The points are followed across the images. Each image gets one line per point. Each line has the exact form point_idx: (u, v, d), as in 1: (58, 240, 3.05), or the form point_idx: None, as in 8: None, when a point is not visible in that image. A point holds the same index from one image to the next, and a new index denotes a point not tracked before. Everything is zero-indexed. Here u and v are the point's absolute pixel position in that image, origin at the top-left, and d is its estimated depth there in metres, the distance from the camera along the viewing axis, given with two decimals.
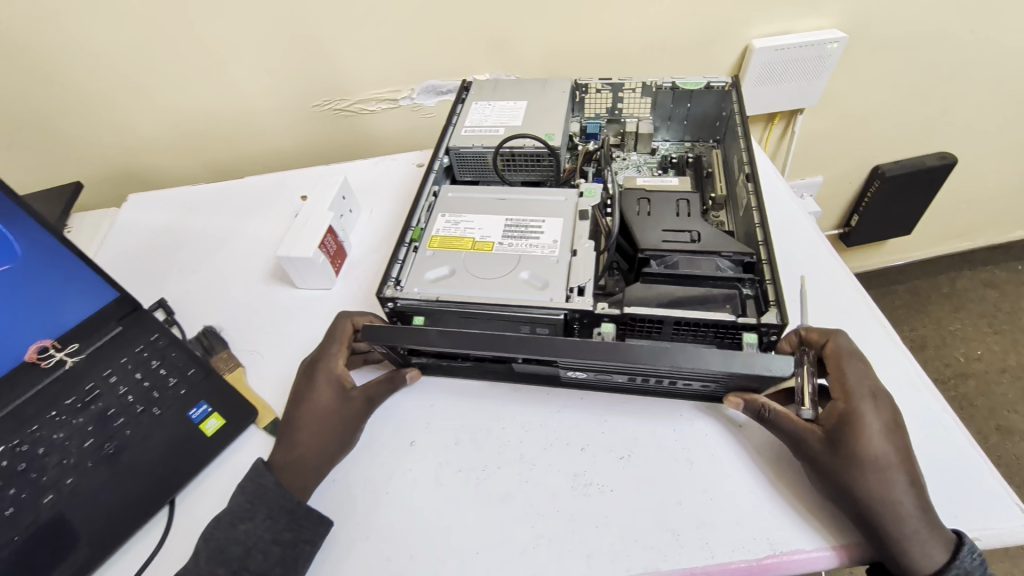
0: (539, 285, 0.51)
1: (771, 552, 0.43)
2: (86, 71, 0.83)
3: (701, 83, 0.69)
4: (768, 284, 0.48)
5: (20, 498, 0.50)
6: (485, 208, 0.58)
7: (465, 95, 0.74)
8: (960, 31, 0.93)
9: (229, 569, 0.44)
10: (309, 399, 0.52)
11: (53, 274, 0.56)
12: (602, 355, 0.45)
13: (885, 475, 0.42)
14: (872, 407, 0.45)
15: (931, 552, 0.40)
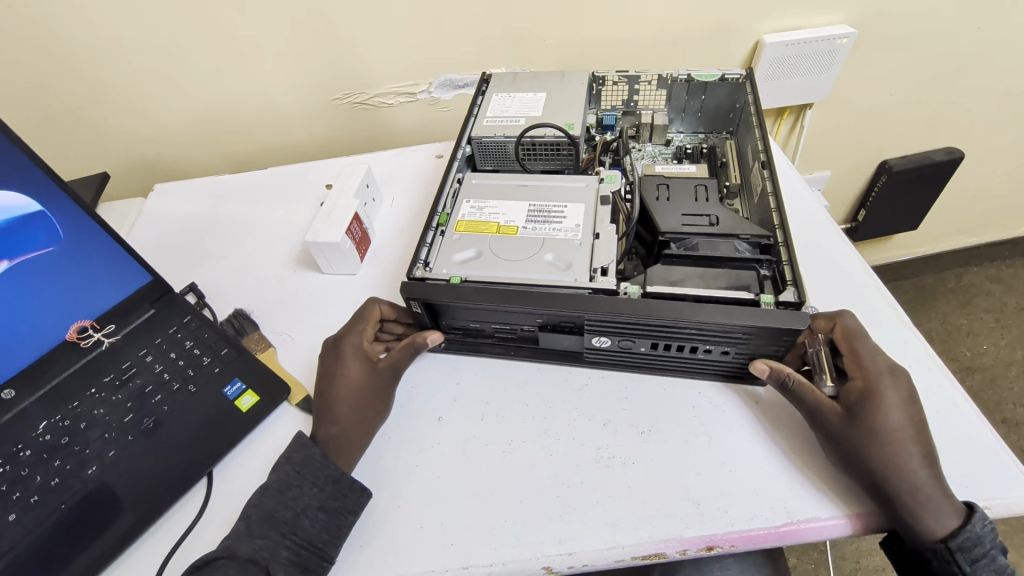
0: (563, 266, 0.53)
1: (789, 520, 0.45)
2: (115, 65, 0.85)
3: (716, 75, 0.71)
4: (785, 265, 0.50)
5: (65, 469, 0.53)
6: (508, 194, 0.60)
7: (485, 87, 0.76)
8: (967, 27, 0.95)
9: (280, 532, 0.47)
10: (340, 373, 0.54)
11: (91, 258, 0.60)
12: (628, 312, 0.48)
13: (899, 444, 0.44)
14: (890, 381, 0.46)
15: (942, 518, 0.42)
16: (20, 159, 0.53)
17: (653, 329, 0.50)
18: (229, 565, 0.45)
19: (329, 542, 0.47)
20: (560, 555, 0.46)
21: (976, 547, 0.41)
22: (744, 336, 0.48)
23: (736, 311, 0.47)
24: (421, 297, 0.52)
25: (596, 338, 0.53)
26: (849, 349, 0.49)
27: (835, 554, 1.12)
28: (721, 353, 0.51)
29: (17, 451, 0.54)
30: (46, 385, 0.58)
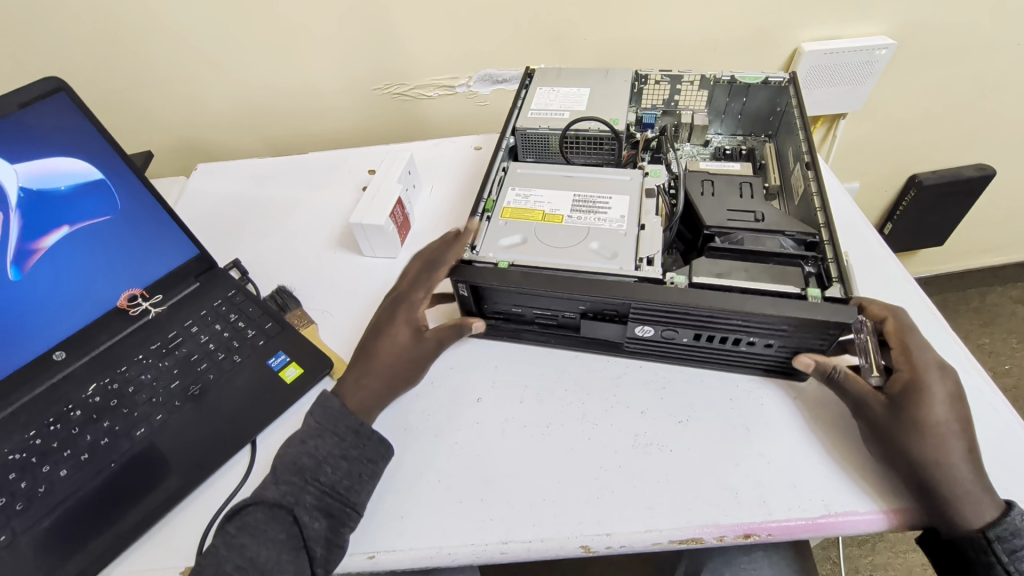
0: (608, 255, 0.54)
1: (827, 512, 0.46)
2: (166, 48, 0.87)
3: (759, 78, 0.72)
4: (831, 262, 0.51)
5: (114, 430, 0.55)
6: (553, 184, 0.62)
7: (528, 81, 0.77)
8: (1008, 43, 0.95)
9: (303, 478, 0.48)
10: (386, 333, 0.56)
11: (145, 228, 0.63)
12: (673, 301, 0.49)
13: (944, 439, 0.44)
14: (938, 378, 0.46)
15: (980, 509, 0.42)
16: (89, 130, 0.57)
17: (698, 320, 0.51)
18: (258, 511, 0.47)
19: (351, 489, 0.48)
20: (599, 536, 0.46)
21: (1015, 538, 0.41)
22: (791, 328, 0.49)
23: (782, 303, 0.48)
24: (469, 279, 0.54)
25: (640, 327, 0.54)
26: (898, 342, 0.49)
27: (849, 566, 1.14)
28: (764, 346, 0.52)
29: (67, 410, 0.57)
30: (94, 350, 0.61)
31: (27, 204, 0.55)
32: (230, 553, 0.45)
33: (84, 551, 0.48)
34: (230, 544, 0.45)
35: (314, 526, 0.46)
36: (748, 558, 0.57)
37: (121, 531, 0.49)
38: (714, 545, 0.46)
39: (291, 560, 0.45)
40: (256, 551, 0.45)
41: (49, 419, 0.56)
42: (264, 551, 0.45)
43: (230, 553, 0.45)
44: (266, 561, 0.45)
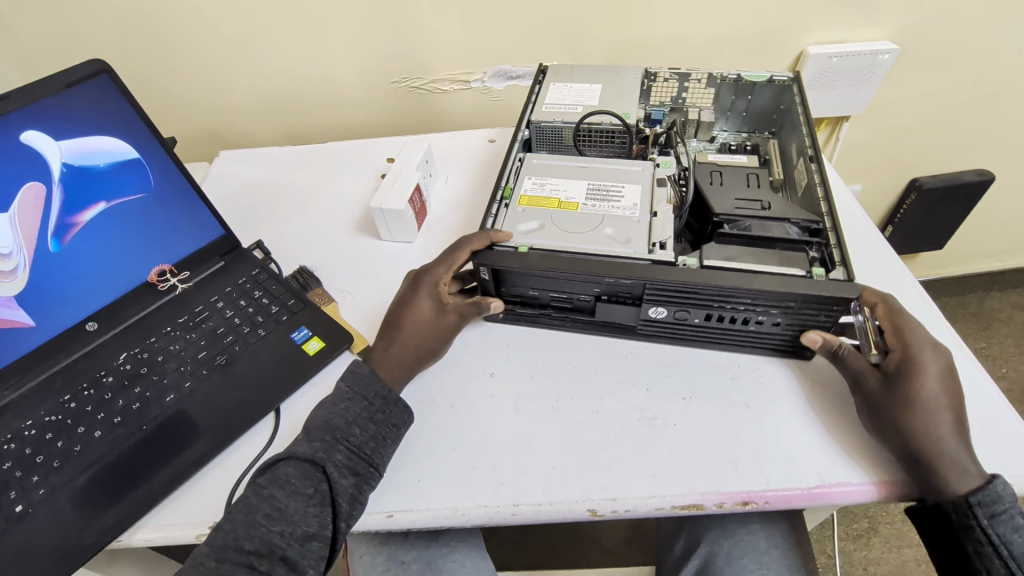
0: (622, 241, 0.57)
1: (821, 482, 0.49)
2: (195, 38, 0.91)
3: (764, 76, 0.75)
4: (834, 247, 0.54)
5: (145, 396, 0.58)
6: (568, 174, 0.64)
7: (542, 77, 0.80)
8: (1008, 50, 0.98)
9: (333, 437, 0.50)
10: (411, 305, 0.59)
11: (175, 206, 0.66)
12: (687, 279, 0.53)
13: (933, 411, 0.47)
14: (931, 354, 0.49)
15: (965, 477, 0.44)
16: (129, 111, 0.59)
17: (708, 299, 0.54)
18: (289, 465, 0.49)
19: (376, 451, 0.50)
20: (606, 500, 0.49)
21: (996, 503, 0.43)
22: (797, 305, 0.52)
23: (788, 282, 0.51)
24: (490, 263, 0.57)
25: (653, 309, 0.57)
26: (890, 323, 0.52)
27: (844, 560, 1.18)
28: (771, 324, 0.55)
29: (100, 376, 0.60)
30: (125, 321, 0.64)
31: (68, 179, 0.58)
32: (261, 502, 0.47)
33: (118, 505, 0.51)
34: (261, 493, 0.47)
35: (342, 482, 0.48)
36: (746, 530, 0.61)
37: (153, 487, 0.52)
38: (714, 512, 0.49)
39: (317, 514, 0.47)
40: (285, 503, 0.47)
41: (83, 384, 0.59)
42: (293, 503, 0.47)
43: (262, 502, 0.47)
44: (295, 511, 0.47)
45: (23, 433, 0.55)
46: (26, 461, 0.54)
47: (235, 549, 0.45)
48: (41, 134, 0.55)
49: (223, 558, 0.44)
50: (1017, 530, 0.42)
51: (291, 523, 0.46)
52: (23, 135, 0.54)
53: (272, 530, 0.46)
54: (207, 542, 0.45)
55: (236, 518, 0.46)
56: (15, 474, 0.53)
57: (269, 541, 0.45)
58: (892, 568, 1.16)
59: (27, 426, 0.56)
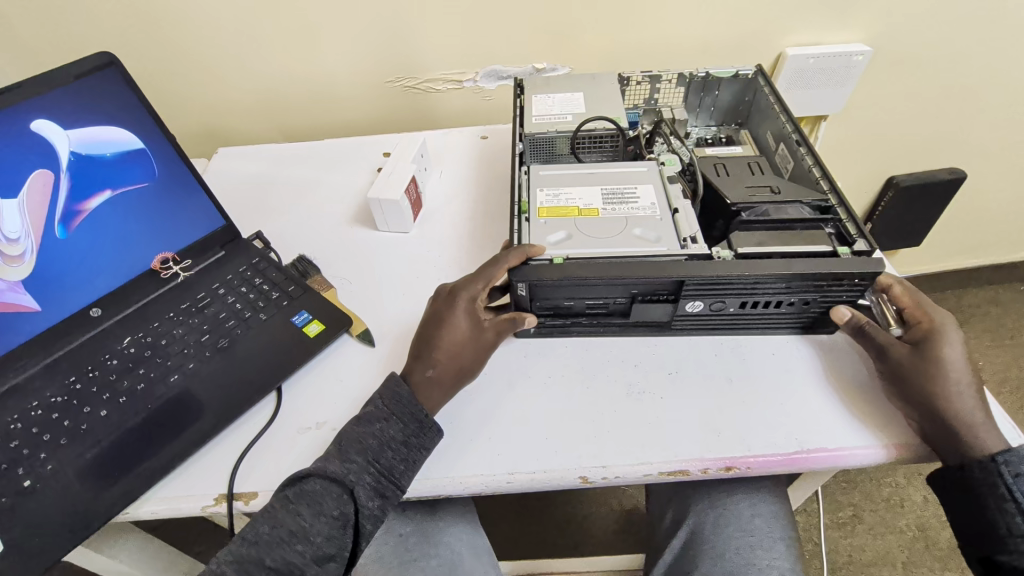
0: (652, 239, 0.60)
1: (799, 448, 0.53)
2: (198, 39, 0.93)
3: (730, 72, 0.80)
4: (848, 223, 0.61)
5: (150, 376, 0.60)
6: (579, 182, 0.66)
7: (520, 91, 0.83)
8: (976, 53, 1.03)
9: (365, 457, 0.51)
10: (448, 322, 0.57)
11: (179, 196, 0.68)
12: (727, 268, 0.56)
13: (960, 379, 0.51)
14: (952, 327, 0.54)
15: (989, 438, 0.50)
16: (133, 101, 0.61)
17: (742, 288, 0.57)
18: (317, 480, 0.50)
19: (404, 473, 0.51)
20: (596, 467, 0.52)
21: (1019, 462, 0.48)
22: (827, 283, 0.56)
23: (819, 263, 0.55)
24: (530, 279, 0.56)
25: (690, 303, 0.59)
26: (912, 300, 0.56)
27: (830, 547, 1.21)
28: (799, 304, 0.59)
29: (105, 360, 0.62)
30: (129, 308, 0.66)
31: (76, 166, 0.60)
32: (285, 517, 0.49)
33: (124, 479, 0.52)
34: (287, 507, 0.49)
35: (368, 506, 0.50)
36: (733, 499, 0.65)
37: (160, 461, 0.53)
38: (700, 477, 0.52)
39: (338, 535, 0.49)
40: (309, 522, 0.49)
41: (88, 366, 0.61)
42: (315, 524, 0.49)
43: (285, 517, 0.49)
44: (316, 533, 0.48)
45: (30, 412, 0.57)
46: (33, 439, 0.55)
47: (257, 562, 0.47)
48: (49, 121, 0.57)
49: (242, 569, 0.46)
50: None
51: (310, 543, 0.48)
52: (33, 123, 0.56)
53: (292, 548, 0.48)
54: (229, 550, 0.47)
55: (259, 530, 0.48)
56: (23, 451, 0.54)
57: (289, 558, 0.47)
58: (876, 554, 1.20)
59: (33, 407, 0.58)
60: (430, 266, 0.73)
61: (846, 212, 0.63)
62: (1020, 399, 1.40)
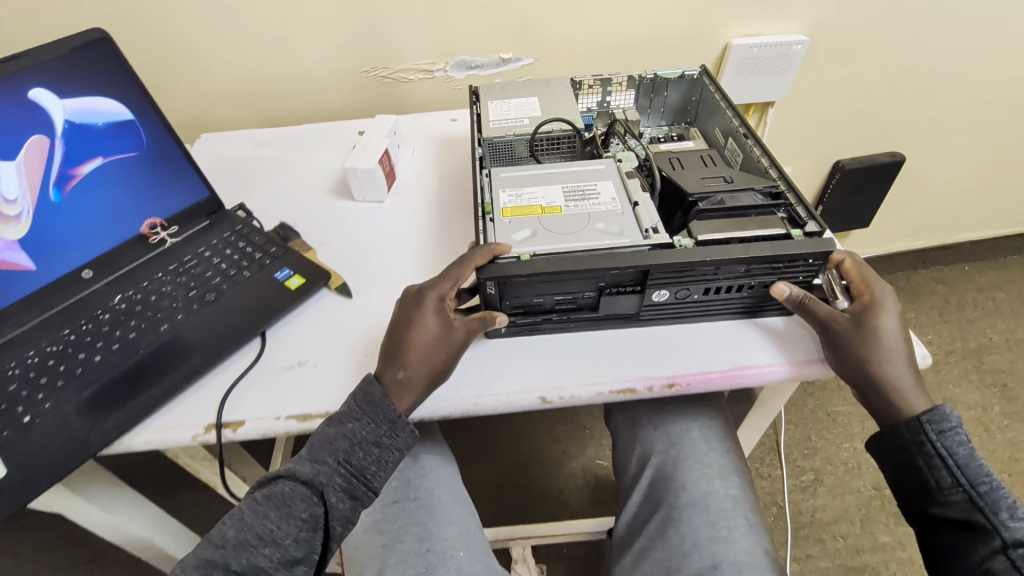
0: (615, 231, 0.66)
1: (733, 365, 0.64)
2: (181, 33, 0.99)
3: (677, 74, 0.88)
4: (798, 207, 0.69)
5: (141, 326, 0.65)
6: (541, 181, 0.73)
7: (475, 98, 0.90)
8: (903, 43, 1.13)
9: (336, 459, 0.55)
10: (417, 324, 0.61)
11: (168, 166, 0.73)
12: (690, 256, 0.62)
13: (893, 349, 0.60)
14: (888, 301, 0.62)
15: (916, 400, 0.59)
16: (126, 75, 0.67)
17: (703, 276, 0.64)
18: (287, 482, 0.55)
19: (375, 476, 0.56)
20: (554, 389, 0.63)
21: (943, 422, 0.57)
22: (785, 265, 0.65)
23: (771, 246, 0.63)
24: (497, 275, 0.61)
25: (656, 292, 0.65)
26: (859, 273, 0.64)
27: (793, 508, 1.29)
28: (750, 289, 0.67)
29: (97, 314, 0.66)
30: (119, 270, 0.71)
31: (69, 134, 0.64)
32: (254, 521, 0.53)
33: (118, 411, 0.57)
34: (256, 510, 0.53)
35: (338, 507, 0.54)
36: (689, 435, 0.69)
37: (152, 395, 0.58)
38: (647, 395, 0.63)
39: (306, 538, 0.53)
40: (277, 525, 0.53)
41: (82, 320, 0.65)
42: (284, 529, 0.53)
43: (254, 521, 0.53)
44: (285, 536, 0.53)
45: (27, 360, 0.61)
46: (31, 382, 0.59)
47: (223, 567, 0.50)
48: (46, 91, 0.61)
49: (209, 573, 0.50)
50: (959, 443, 0.57)
51: (279, 547, 0.52)
52: (31, 92, 0.60)
53: (261, 551, 0.52)
54: (195, 554, 0.51)
55: (226, 534, 0.52)
56: (21, 393, 0.58)
57: (256, 563, 0.51)
58: (835, 513, 1.28)
59: (30, 356, 0.62)
60: (404, 252, 0.76)
61: (795, 197, 0.70)
62: (966, 367, 1.50)
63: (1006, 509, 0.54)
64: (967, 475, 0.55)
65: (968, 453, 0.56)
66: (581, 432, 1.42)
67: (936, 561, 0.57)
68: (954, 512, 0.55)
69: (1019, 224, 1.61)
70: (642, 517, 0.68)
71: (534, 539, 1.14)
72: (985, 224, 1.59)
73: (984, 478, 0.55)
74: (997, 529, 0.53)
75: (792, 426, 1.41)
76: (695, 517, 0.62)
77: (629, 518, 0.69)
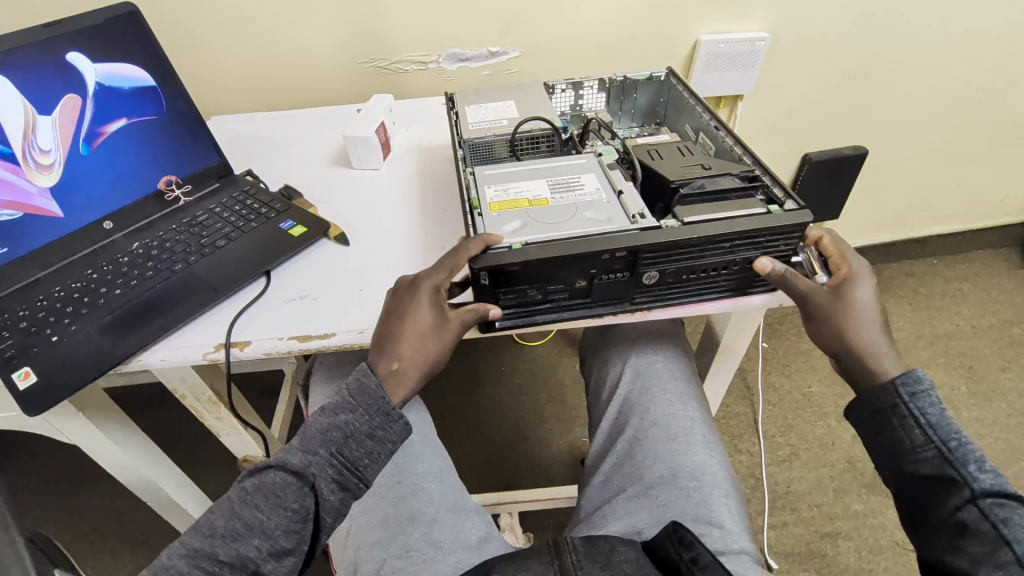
0: (603, 218, 0.68)
1: (692, 298, 0.72)
2: (194, 23, 1.08)
3: (645, 75, 0.95)
4: (775, 188, 0.70)
5: (157, 267, 0.71)
6: (523, 177, 0.75)
7: (453, 103, 0.94)
8: (858, 40, 1.23)
9: (329, 450, 0.56)
10: (411, 312, 0.62)
11: (184, 129, 0.80)
12: (676, 236, 0.64)
13: (868, 319, 0.62)
14: (864, 275, 0.64)
15: (889, 366, 0.61)
16: (150, 45, 0.75)
17: (689, 254, 0.66)
18: (277, 473, 0.55)
19: (367, 468, 0.57)
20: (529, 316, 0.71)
21: (916, 385, 0.58)
22: (765, 240, 0.66)
23: (753, 222, 0.65)
24: (491, 265, 0.63)
25: (647, 274, 0.68)
26: (837, 250, 0.68)
27: (770, 480, 1.34)
28: (735, 266, 0.69)
29: (117, 257, 0.73)
30: (136, 224, 0.78)
31: (99, 95, 0.72)
32: (243, 511, 0.53)
33: (139, 334, 0.64)
34: (244, 501, 0.53)
35: (329, 499, 0.55)
36: (652, 366, 0.78)
37: (170, 320, 0.66)
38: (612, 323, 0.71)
39: (295, 530, 0.54)
40: (267, 515, 0.53)
41: (104, 262, 0.72)
42: (272, 519, 0.53)
43: (244, 510, 0.53)
44: (275, 527, 0.53)
45: (54, 294, 0.68)
46: (58, 310, 0.66)
47: (209, 557, 0.51)
48: (81, 54, 0.69)
49: (196, 563, 0.50)
50: (931, 404, 0.57)
51: (268, 538, 0.53)
52: (67, 55, 0.68)
53: (249, 542, 0.52)
54: (183, 543, 0.51)
55: (215, 525, 0.53)
56: (48, 318, 0.65)
57: (244, 553, 0.52)
58: (810, 484, 1.33)
59: (57, 290, 0.68)
60: (397, 227, 0.80)
61: (771, 179, 0.72)
62: (935, 351, 1.57)
63: (976, 462, 0.54)
64: (938, 433, 0.56)
65: (940, 413, 0.57)
66: (566, 413, 1.48)
67: (913, 523, 0.56)
68: (928, 469, 0.55)
69: (982, 218, 1.70)
70: (610, 441, 0.75)
71: (522, 504, 1.20)
72: (949, 218, 1.68)
73: (955, 437, 0.56)
74: (967, 480, 0.53)
75: (770, 405, 1.47)
76: (656, 434, 0.70)
77: (599, 444, 0.76)
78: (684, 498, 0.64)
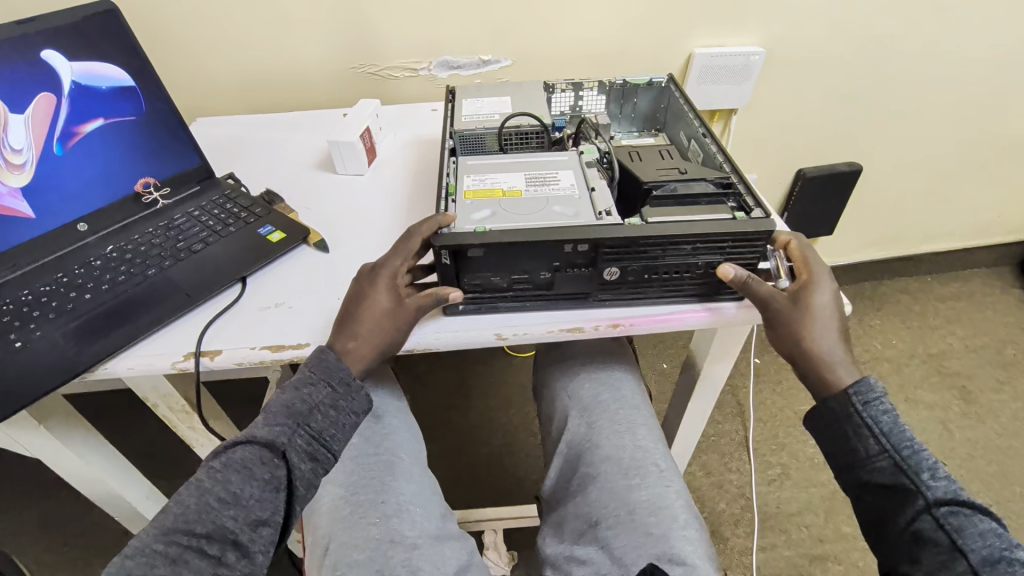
0: (571, 212, 0.66)
1: (672, 310, 0.69)
2: (179, 23, 1.06)
3: (644, 80, 0.94)
4: (745, 196, 0.68)
5: (130, 271, 0.70)
6: (500, 170, 0.74)
7: (451, 96, 0.93)
8: (851, 57, 1.23)
9: (296, 420, 0.55)
10: (369, 298, 0.62)
11: (164, 129, 0.78)
12: (635, 231, 0.63)
13: (826, 324, 0.61)
14: (825, 281, 0.63)
15: (845, 373, 0.59)
16: (128, 44, 0.73)
17: (652, 251, 0.64)
18: (245, 448, 0.52)
19: (335, 438, 0.56)
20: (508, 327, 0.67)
21: (868, 393, 0.57)
22: (730, 245, 0.65)
23: (719, 225, 0.63)
24: (452, 244, 0.61)
25: (608, 270, 0.66)
26: (801, 255, 0.66)
27: (760, 500, 1.32)
28: (705, 267, 0.67)
29: (89, 261, 0.71)
30: (112, 225, 0.76)
31: (75, 94, 0.70)
32: (215, 486, 0.49)
33: (107, 340, 0.62)
34: (214, 477, 0.50)
35: (300, 468, 0.53)
36: (623, 395, 0.76)
37: (140, 326, 0.64)
38: (592, 332, 0.68)
39: (270, 499, 0.51)
40: (241, 487, 0.50)
41: (75, 266, 0.70)
42: (247, 489, 0.50)
43: (214, 485, 0.49)
44: (250, 496, 0.50)
45: (21, 297, 0.65)
46: (24, 314, 0.63)
47: (184, 532, 0.46)
48: (57, 53, 0.68)
49: (172, 539, 0.46)
50: (884, 412, 0.56)
51: (243, 508, 0.49)
52: (42, 52, 0.67)
53: (225, 513, 0.48)
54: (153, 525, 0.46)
55: (185, 503, 0.48)
56: (14, 322, 0.63)
57: (223, 525, 0.48)
58: (801, 504, 1.31)
59: (24, 294, 0.66)
60: (373, 233, 0.78)
61: (745, 187, 0.70)
62: (927, 369, 1.56)
63: (929, 469, 0.52)
64: (891, 441, 0.54)
65: (892, 420, 0.55)
66: None
67: (878, 535, 0.54)
68: (882, 477, 0.54)
69: (974, 237, 1.69)
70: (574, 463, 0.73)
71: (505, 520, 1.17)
72: (943, 236, 1.67)
73: (908, 444, 0.54)
74: (919, 488, 0.51)
75: (761, 423, 1.46)
76: (612, 469, 0.68)
77: (556, 473, 0.75)
78: (644, 538, 0.61)
